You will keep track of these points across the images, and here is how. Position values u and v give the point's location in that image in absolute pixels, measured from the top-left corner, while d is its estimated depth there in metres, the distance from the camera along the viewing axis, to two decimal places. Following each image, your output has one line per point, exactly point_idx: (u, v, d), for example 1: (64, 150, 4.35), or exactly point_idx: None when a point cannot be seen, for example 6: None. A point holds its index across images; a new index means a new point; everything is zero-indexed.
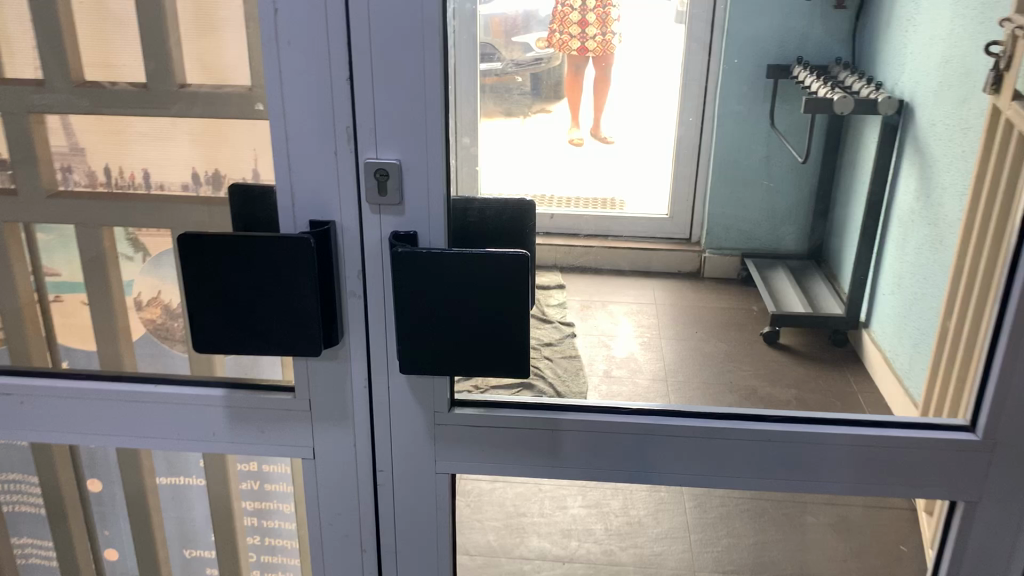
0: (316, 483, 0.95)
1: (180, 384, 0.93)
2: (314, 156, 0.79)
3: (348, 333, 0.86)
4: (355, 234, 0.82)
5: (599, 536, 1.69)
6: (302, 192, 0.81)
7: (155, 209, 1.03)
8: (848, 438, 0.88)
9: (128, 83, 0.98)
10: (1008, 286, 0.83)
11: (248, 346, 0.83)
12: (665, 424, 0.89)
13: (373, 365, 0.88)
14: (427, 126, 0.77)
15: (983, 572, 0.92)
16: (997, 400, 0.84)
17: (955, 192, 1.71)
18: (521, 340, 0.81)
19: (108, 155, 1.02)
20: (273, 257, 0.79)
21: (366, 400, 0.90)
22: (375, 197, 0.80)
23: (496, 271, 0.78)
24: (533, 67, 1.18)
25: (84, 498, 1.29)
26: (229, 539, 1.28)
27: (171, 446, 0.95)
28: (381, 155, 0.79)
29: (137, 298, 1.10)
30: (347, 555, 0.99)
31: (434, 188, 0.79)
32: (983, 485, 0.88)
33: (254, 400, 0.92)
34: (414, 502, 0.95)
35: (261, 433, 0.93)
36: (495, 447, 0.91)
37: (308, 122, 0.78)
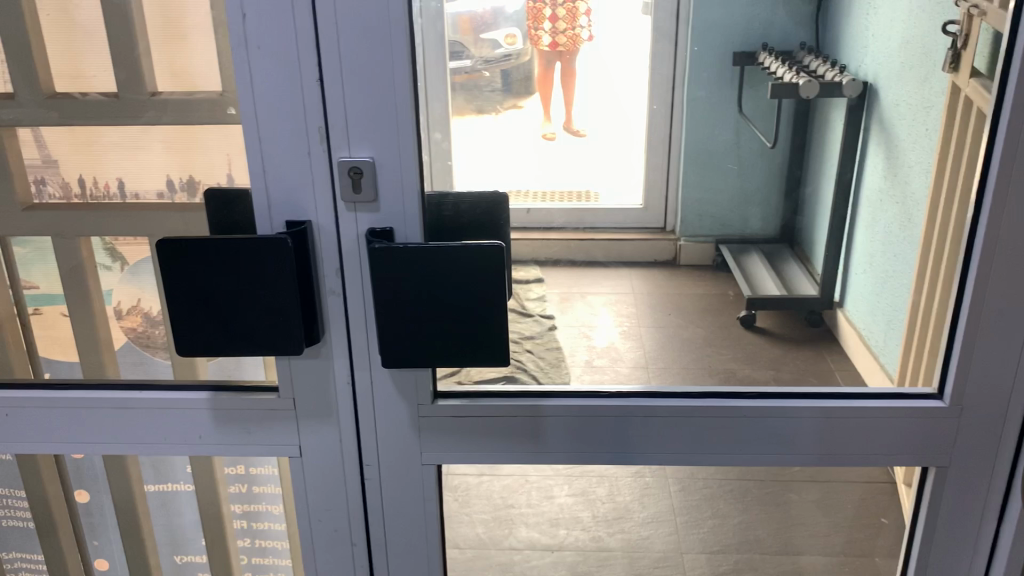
0: (304, 480, 0.96)
1: (163, 389, 0.94)
2: (287, 157, 0.81)
3: (330, 330, 0.88)
4: (331, 232, 0.83)
5: (587, 523, 1.71)
6: (278, 193, 0.82)
7: (130, 219, 1.02)
8: (823, 411, 0.91)
9: (100, 93, 0.99)
10: (967, 260, 0.85)
11: (230, 347, 0.84)
12: (644, 405, 0.91)
13: (355, 360, 0.89)
14: (399, 124, 0.79)
15: (956, 533, 0.96)
16: (961, 368, 0.87)
17: (920, 170, 1.74)
18: (502, 329, 0.83)
19: (82, 166, 1.02)
20: (250, 258, 0.80)
21: (350, 396, 0.91)
22: (350, 195, 0.81)
23: (474, 263, 0.80)
24: (502, 64, 1.17)
25: (73, 510, 1.29)
26: (219, 544, 1.29)
27: (159, 450, 0.96)
28: (354, 154, 0.80)
29: (116, 307, 1.11)
30: (337, 550, 1.00)
31: (409, 184, 0.81)
32: (953, 450, 0.91)
33: (238, 402, 0.93)
34: (402, 494, 0.97)
35: (246, 434, 0.94)
36: (480, 436, 0.93)
37: (281, 123, 0.79)
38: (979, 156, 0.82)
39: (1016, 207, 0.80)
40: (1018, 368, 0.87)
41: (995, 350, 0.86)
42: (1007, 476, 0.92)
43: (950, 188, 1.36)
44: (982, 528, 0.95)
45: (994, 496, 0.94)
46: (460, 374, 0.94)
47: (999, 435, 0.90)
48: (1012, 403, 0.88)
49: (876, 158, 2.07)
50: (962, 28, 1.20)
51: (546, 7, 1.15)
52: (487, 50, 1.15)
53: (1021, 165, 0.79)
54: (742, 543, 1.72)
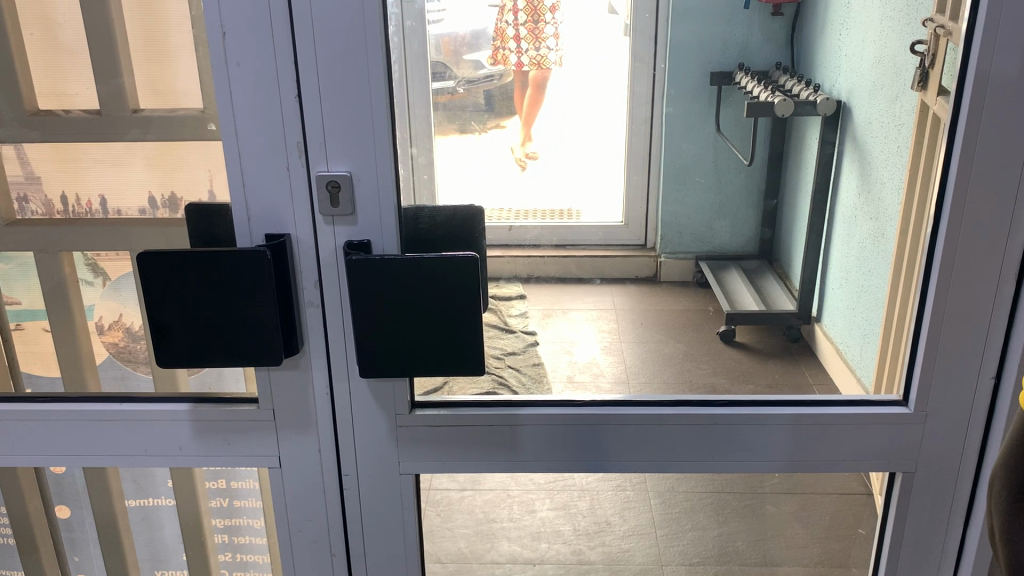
0: (284, 491, 0.97)
1: (144, 402, 0.94)
2: (266, 172, 0.83)
3: (308, 342, 0.89)
4: (310, 244, 0.85)
5: (567, 537, 1.75)
6: (257, 207, 0.84)
7: (114, 235, 1.05)
8: (796, 418, 0.93)
9: (81, 110, 1.01)
10: (928, 273, 0.88)
11: (211, 359, 0.86)
12: (615, 414, 0.93)
13: (333, 370, 0.90)
14: (376, 140, 0.81)
15: (923, 538, 0.98)
16: (925, 375, 0.90)
17: (892, 186, 1.79)
18: (477, 337, 0.85)
19: (65, 183, 1.04)
20: (231, 271, 0.82)
21: (329, 405, 0.93)
22: (328, 208, 0.83)
23: (450, 274, 0.81)
24: (486, 83, 1.24)
25: (53, 526, 1.31)
26: (200, 558, 1.30)
27: (141, 462, 0.97)
28: (332, 168, 0.82)
29: (98, 323, 1.12)
30: (317, 559, 1.01)
31: (386, 198, 0.83)
32: (919, 455, 0.94)
33: (217, 414, 0.93)
34: (381, 503, 0.98)
35: (226, 445, 0.95)
36: (459, 444, 0.94)
37: (259, 138, 0.81)
38: (938, 167, 0.85)
39: (972, 217, 0.83)
40: (980, 373, 0.89)
41: (956, 357, 0.89)
42: (970, 482, 0.95)
43: (918, 204, 1.39)
44: (948, 531, 0.98)
45: (959, 500, 0.96)
46: (445, 386, 0.99)
47: (963, 439, 0.92)
48: (975, 408, 0.91)
49: (850, 175, 2.13)
50: (929, 48, 1.24)
51: (510, 24, 1.14)
52: (469, 70, 1.21)
53: (977, 179, 0.82)
54: (720, 555, 1.70)
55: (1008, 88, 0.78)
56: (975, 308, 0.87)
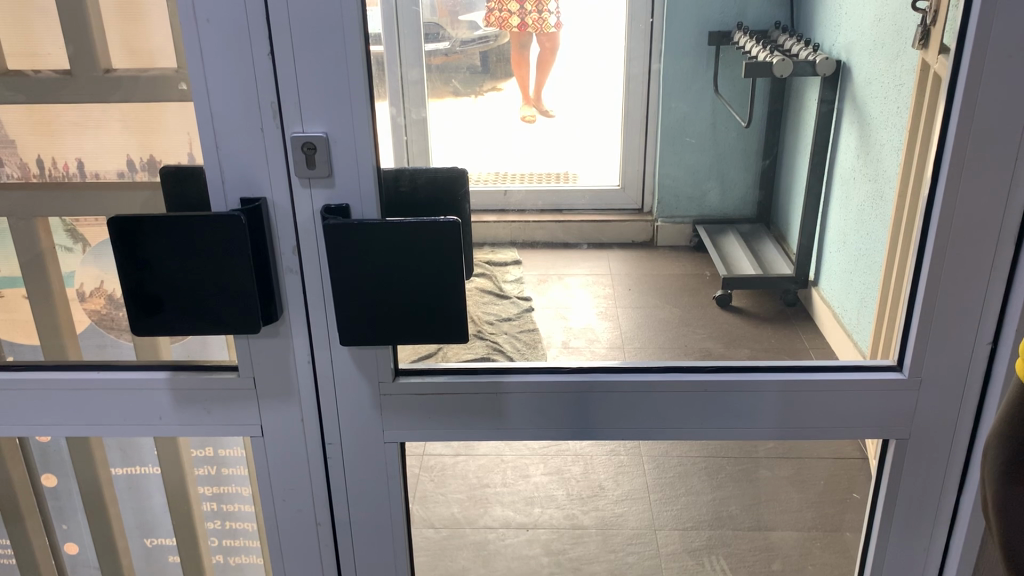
0: (266, 461, 0.95)
1: (122, 370, 0.92)
2: (240, 133, 0.79)
3: (288, 309, 0.87)
4: (287, 209, 0.82)
5: (561, 501, 1.78)
6: (232, 169, 0.81)
7: (90, 199, 1.01)
8: (789, 383, 0.90)
9: (51, 70, 0.98)
10: (923, 238, 0.85)
11: (186, 328, 0.83)
12: (603, 380, 0.90)
13: (315, 338, 0.88)
14: (352, 99, 0.78)
15: (917, 505, 0.96)
16: (920, 340, 0.87)
17: (891, 147, 1.77)
18: (459, 301, 0.82)
19: (40, 147, 1.01)
20: (205, 236, 0.79)
21: (310, 374, 0.90)
22: (304, 171, 0.80)
23: (432, 238, 0.79)
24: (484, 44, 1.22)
25: (39, 494, 1.31)
26: (188, 526, 1.29)
27: (121, 432, 0.94)
28: (307, 129, 0.79)
29: (79, 290, 1.10)
30: (303, 531, 0.98)
31: (363, 159, 0.80)
32: (914, 422, 0.92)
33: (196, 381, 0.91)
34: (364, 474, 0.95)
35: (207, 413, 0.93)
36: (446, 412, 0.91)
37: (231, 98, 0.78)
38: (936, 128, 0.82)
39: (971, 180, 0.80)
40: (976, 338, 0.87)
41: (952, 323, 0.87)
42: (965, 450, 0.93)
43: (917, 168, 1.37)
44: (942, 499, 0.96)
45: (954, 467, 0.94)
46: (436, 352, 0.96)
47: (959, 407, 0.91)
48: (971, 374, 0.89)
49: (849, 138, 2.10)
50: (930, 5, 1.21)
51: None
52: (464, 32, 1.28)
53: (978, 138, 0.79)
54: (714, 519, 1.72)
55: (1010, 43, 0.75)
56: (972, 273, 0.84)
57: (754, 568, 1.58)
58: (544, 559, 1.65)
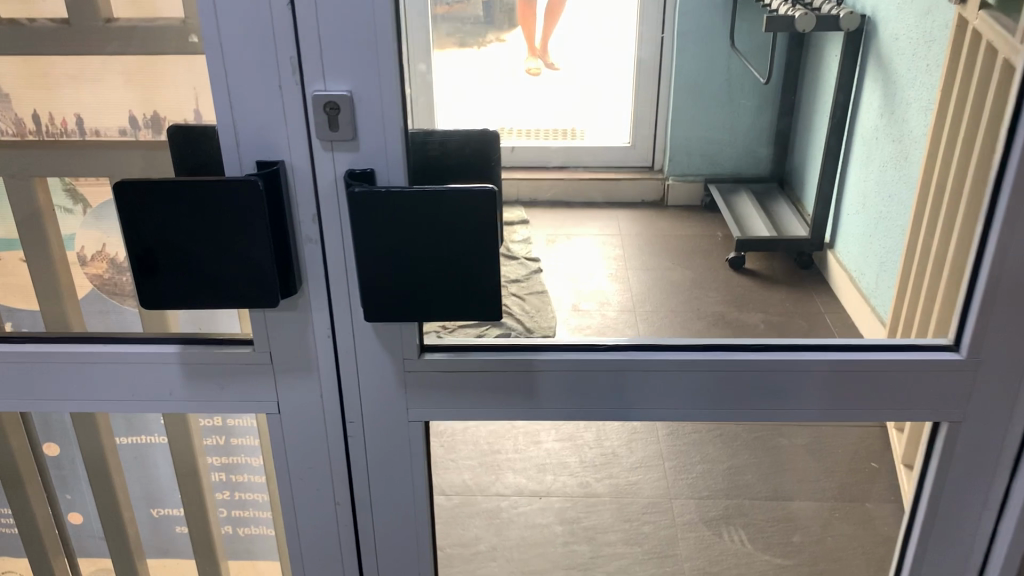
0: (283, 439, 0.90)
1: (131, 343, 0.86)
2: (256, 90, 0.73)
3: (307, 281, 0.81)
4: (307, 174, 0.76)
5: (574, 468, 1.71)
6: (247, 129, 0.74)
7: (90, 156, 0.95)
8: (838, 363, 0.85)
9: (48, 18, 0.90)
10: (990, 211, 0.80)
11: (198, 301, 0.78)
12: (641, 358, 0.85)
13: (336, 311, 0.82)
14: (379, 53, 0.71)
15: (967, 491, 0.92)
16: (981, 321, 0.82)
17: (919, 107, 1.71)
18: (494, 276, 0.76)
19: (37, 102, 0.94)
20: (218, 203, 0.73)
21: (330, 349, 0.84)
22: (326, 132, 0.73)
23: (466, 206, 0.73)
24: None
25: (41, 463, 1.26)
26: (196, 494, 1.25)
27: (129, 409, 0.89)
28: (330, 87, 0.72)
29: (80, 253, 1.04)
30: (320, 511, 0.93)
31: (390, 119, 0.73)
32: (968, 405, 0.87)
33: (208, 356, 0.85)
34: (387, 453, 0.90)
35: (219, 390, 0.87)
36: (474, 390, 0.86)
37: (246, 51, 0.71)
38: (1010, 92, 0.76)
39: None
40: None
41: (1017, 301, 0.81)
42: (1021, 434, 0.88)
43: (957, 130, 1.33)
44: (993, 484, 0.91)
45: (1007, 452, 0.89)
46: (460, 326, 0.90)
47: (1017, 390, 0.86)
48: None
49: (872, 96, 2.03)
50: None
51: None
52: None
53: None
54: (731, 487, 1.68)
55: None
56: None
57: (772, 540, 1.57)
58: (557, 527, 1.62)
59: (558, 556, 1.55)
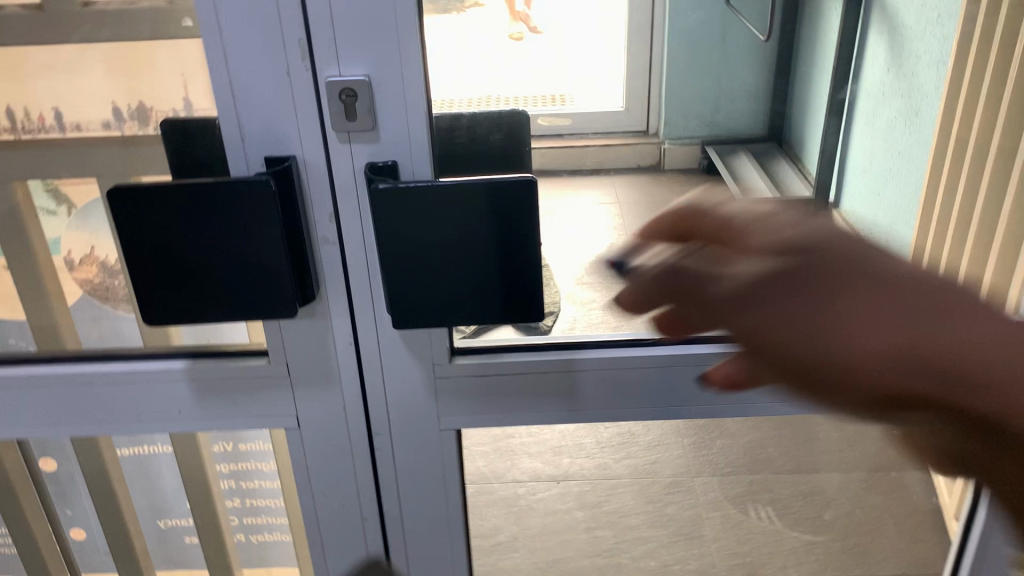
0: (304, 455, 0.83)
1: (133, 360, 0.79)
2: (262, 79, 0.65)
3: (326, 286, 0.74)
4: (322, 169, 0.68)
5: (591, 451, 1.40)
6: (253, 123, 0.67)
7: (73, 153, 0.86)
8: None
9: (17, 4, 0.79)
10: None
11: (207, 314, 0.70)
12: (693, 353, 0.79)
13: (358, 317, 0.75)
14: (400, 32, 0.63)
15: None
16: None
17: (933, 61, 1.65)
18: (534, 274, 0.69)
19: (9, 96, 0.84)
20: (224, 207, 0.66)
21: (353, 358, 0.78)
22: (342, 123, 0.66)
23: (502, 201, 0.66)
24: None
25: (38, 479, 1.18)
26: (207, 502, 1.19)
27: (136, 430, 0.82)
28: (344, 72, 0.65)
29: (65, 258, 0.94)
30: (348, 528, 0.87)
31: (413, 104, 0.66)
32: None
33: (219, 371, 0.78)
34: (417, 465, 0.83)
35: (233, 406, 0.81)
36: (510, 395, 0.79)
37: (249, 35, 0.63)
38: None
39: None
40: None
41: None
42: None
43: None
44: None
45: None
46: None
47: None
48: None
49: None
50: None
51: None
52: None
53: None
54: None
55: None
56: None
57: (800, 516, 1.58)
58: (579, 513, 1.56)
59: (582, 545, 1.52)
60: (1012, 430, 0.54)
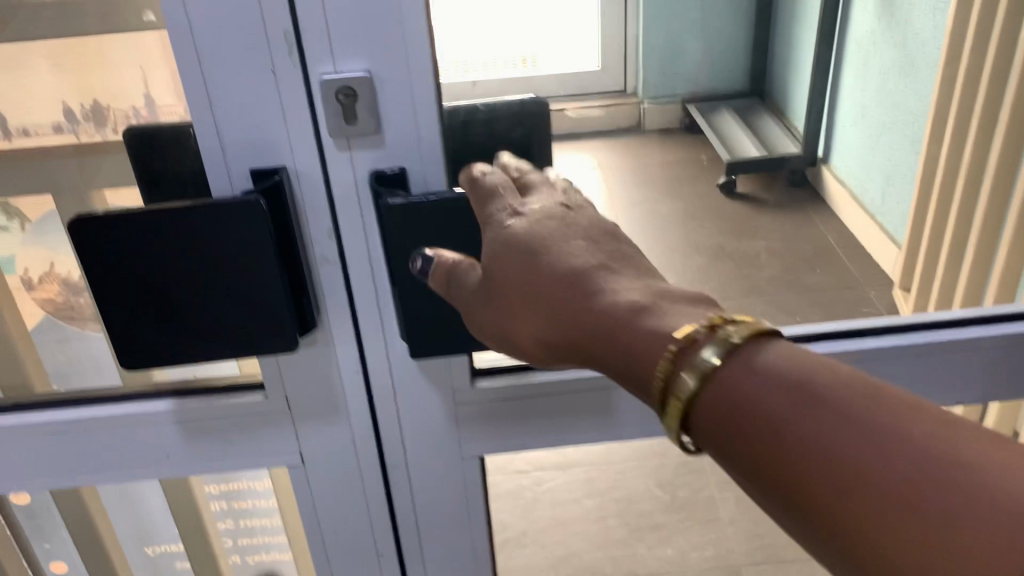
0: (311, 493, 0.75)
1: (110, 402, 0.70)
2: (243, 81, 0.55)
3: (328, 310, 0.65)
4: (319, 181, 0.59)
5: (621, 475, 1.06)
6: (234, 133, 0.57)
7: (20, 165, 0.73)
8: (967, 344, 0.73)
9: None
10: None
11: (195, 353, 0.61)
12: None
13: (367, 343, 0.67)
14: (405, 18, 0.53)
15: None
16: None
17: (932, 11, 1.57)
18: None
19: None
20: (208, 234, 0.56)
21: (362, 387, 0.69)
22: (341, 128, 0.56)
23: None
24: None
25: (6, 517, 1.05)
26: (196, 536, 1.07)
27: (119, 478, 0.73)
28: (341, 68, 0.55)
29: (22, 277, 0.80)
30: (362, 565, 0.79)
31: (422, 100, 0.57)
32: None
33: (211, 410, 0.69)
34: (437, 495, 0.75)
35: (227, 446, 0.71)
36: (536, 418, 0.72)
37: (225, 30, 0.53)
38: None
39: None
40: None
41: None
42: None
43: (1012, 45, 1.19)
44: None
45: None
46: None
47: None
48: None
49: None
50: None
51: None
52: None
53: None
54: None
55: None
56: None
57: None
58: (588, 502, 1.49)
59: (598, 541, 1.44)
60: (719, 403, 0.43)
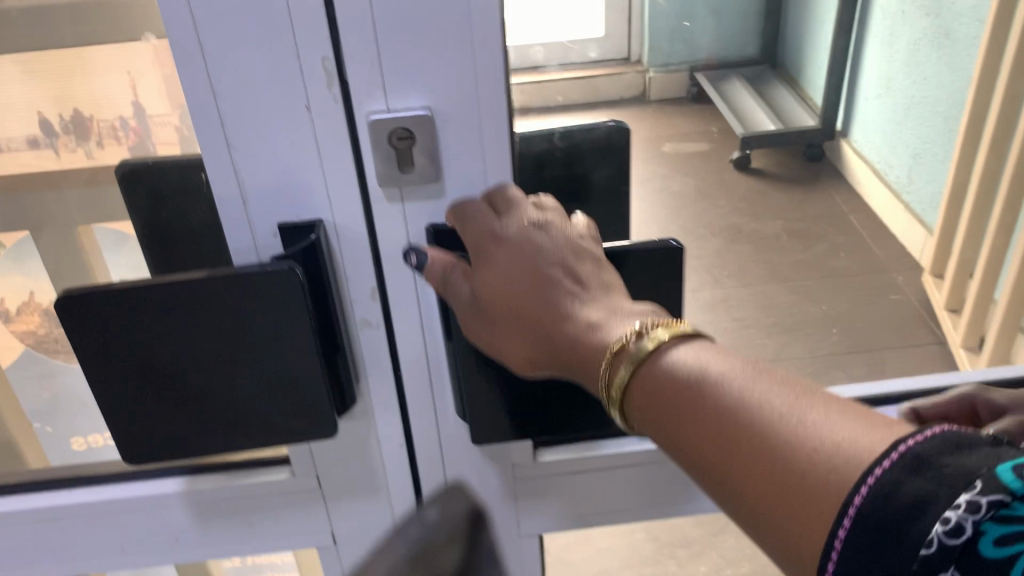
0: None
1: (109, 484, 0.59)
2: (271, 121, 0.44)
3: (368, 383, 0.54)
4: (362, 237, 0.48)
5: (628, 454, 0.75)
6: (259, 183, 0.46)
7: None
8: None
9: None
10: None
11: (212, 443, 0.51)
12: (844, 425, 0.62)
13: (416, 417, 0.56)
14: (477, 44, 0.42)
15: None
16: None
17: None
18: None
19: None
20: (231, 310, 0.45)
21: (408, 464, 0.59)
22: (393, 176, 0.46)
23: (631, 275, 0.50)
24: None
25: None
26: None
27: (121, 565, 0.63)
28: (394, 104, 0.44)
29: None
30: None
31: (494, 142, 0.46)
32: None
33: (229, 492, 0.59)
34: None
35: (248, 530, 0.61)
36: (604, 492, 0.62)
37: (249, 59, 0.42)
38: None
39: None
40: None
41: None
42: None
43: None
44: None
45: None
46: None
47: None
48: None
49: None
50: None
51: None
52: None
53: None
54: None
55: None
56: None
57: None
58: None
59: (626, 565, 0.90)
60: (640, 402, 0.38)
